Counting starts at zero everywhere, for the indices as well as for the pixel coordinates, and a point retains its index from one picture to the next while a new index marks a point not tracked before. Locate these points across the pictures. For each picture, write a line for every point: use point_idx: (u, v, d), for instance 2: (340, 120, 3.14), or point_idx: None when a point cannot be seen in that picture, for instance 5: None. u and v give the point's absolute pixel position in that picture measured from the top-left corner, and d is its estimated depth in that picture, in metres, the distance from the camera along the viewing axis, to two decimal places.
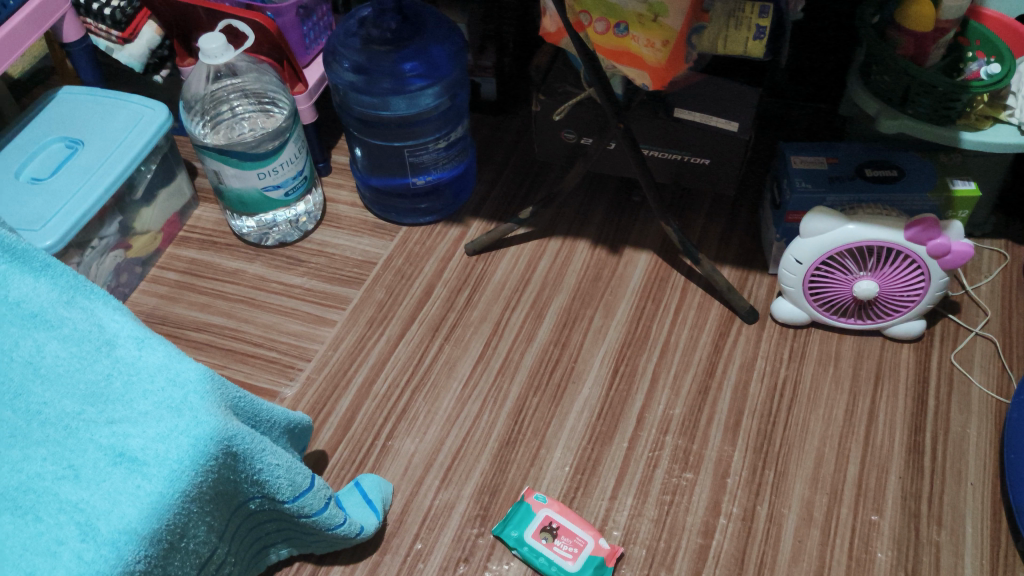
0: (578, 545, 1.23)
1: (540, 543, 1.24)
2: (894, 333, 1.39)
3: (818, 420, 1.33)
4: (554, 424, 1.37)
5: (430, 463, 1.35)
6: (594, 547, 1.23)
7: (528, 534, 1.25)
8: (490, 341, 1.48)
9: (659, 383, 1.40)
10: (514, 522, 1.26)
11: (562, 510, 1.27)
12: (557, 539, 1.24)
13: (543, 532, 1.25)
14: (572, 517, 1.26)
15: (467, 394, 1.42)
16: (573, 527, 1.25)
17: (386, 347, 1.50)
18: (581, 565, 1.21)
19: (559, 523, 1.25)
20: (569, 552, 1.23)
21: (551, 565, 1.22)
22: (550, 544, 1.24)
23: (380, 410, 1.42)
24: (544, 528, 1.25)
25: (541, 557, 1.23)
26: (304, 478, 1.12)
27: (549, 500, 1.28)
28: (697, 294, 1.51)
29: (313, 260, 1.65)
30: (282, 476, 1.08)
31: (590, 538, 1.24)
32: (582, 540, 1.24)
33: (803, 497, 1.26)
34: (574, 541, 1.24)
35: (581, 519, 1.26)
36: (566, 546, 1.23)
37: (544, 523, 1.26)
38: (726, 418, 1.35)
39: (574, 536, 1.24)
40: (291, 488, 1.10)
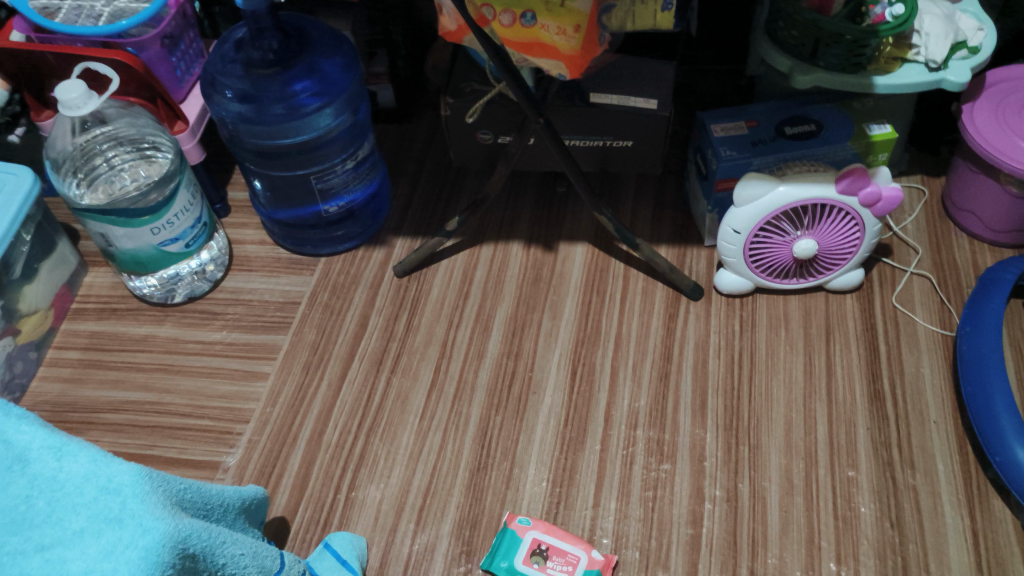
0: (571, 562, 1.19)
1: (533, 568, 1.19)
2: (836, 287, 1.40)
3: (781, 386, 1.33)
4: (522, 440, 1.32)
5: (401, 507, 1.28)
6: (588, 561, 1.19)
7: (518, 562, 1.20)
8: (440, 364, 1.41)
9: (620, 378, 1.37)
10: (501, 552, 1.21)
11: (548, 529, 1.22)
12: (549, 561, 1.20)
13: (533, 557, 1.20)
14: (560, 534, 1.22)
15: (426, 426, 1.35)
16: (563, 544, 1.21)
17: (330, 391, 1.40)
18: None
19: (548, 543, 1.21)
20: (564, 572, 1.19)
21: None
22: (543, 567, 1.19)
23: (337, 461, 1.33)
24: (534, 552, 1.20)
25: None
26: (274, 560, 1.02)
27: (534, 521, 1.23)
28: (639, 278, 1.48)
29: (230, 310, 1.52)
30: (250, 565, 0.97)
31: (583, 552, 1.20)
32: (574, 556, 1.20)
33: (782, 466, 1.25)
34: (566, 559, 1.20)
35: (569, 533, 1.22)
36: (559, 565, 1.19)
37: (533, 547, 1.21)
38: (692, 400, 1.33)
39: (565, 554, 1.20)
40: (262, 574, 1.00)
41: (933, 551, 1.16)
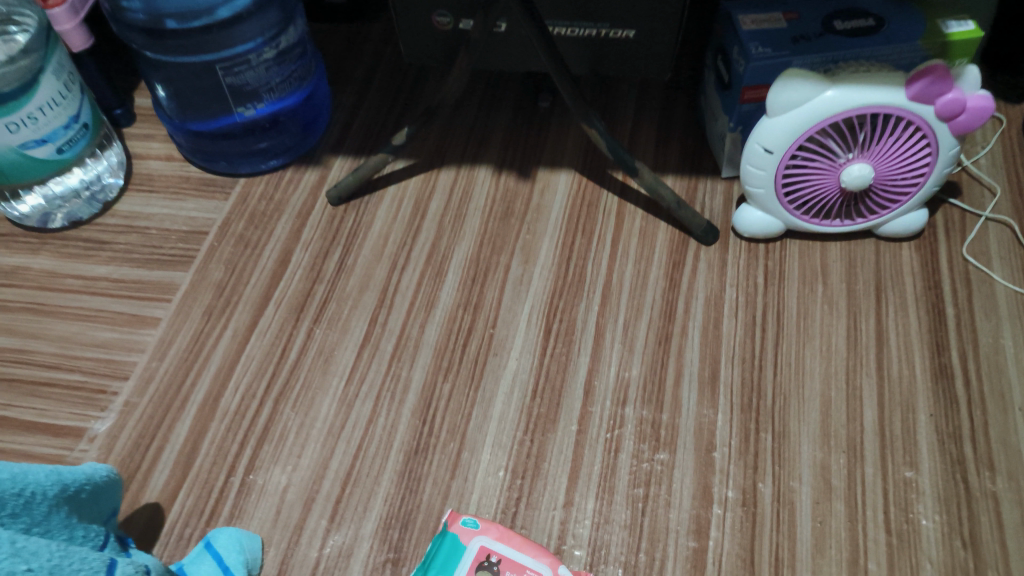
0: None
1: None
2: (889, 232, 1.08)
3: (817, 357, 1.01)
4: (476, 416, 1.01)
5: (312, 497, 0.97)
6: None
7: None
8: (377, 315, 1.09)
9: (607, 340, 1.05)
10: (437, 566, 0.89)
11: (502, 537, 0.91)
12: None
13: (480, 573, 0.89)
14: (517, 543, 0.90)
15: (353, 394, 1.04)
16: (521, 558, 0.89)
17: (234, 345, 1.09)
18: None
19: (501, 556, 0.90)
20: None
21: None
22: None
23: (232, 435, 1.02)
24: (481, 567, 0.89)
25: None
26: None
27: (484, 525, 0.92)
28: (637, 216, 1.16)
29: (120, 239, 1.20)
30: None
31: (546, 569, 0.89)
32: (536, 574, 0.88)
33: (815, 461, 0.95)
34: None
35: (530, 544, 0.91)
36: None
37: (480, 560, 0.89)
38: (699, 371, 1.02)
39: (523, 571, 0.89)
40: None
41: None
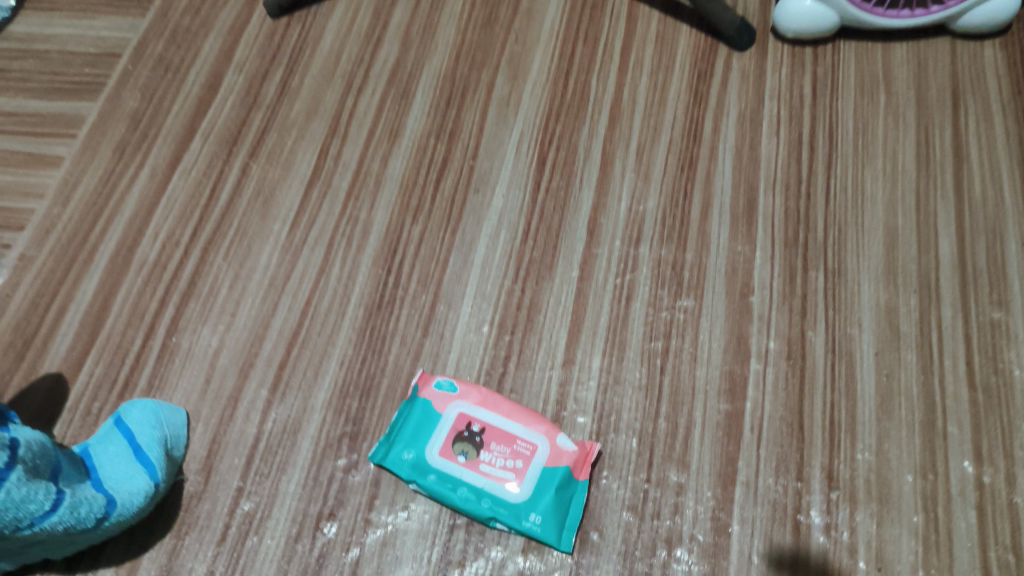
0: (522, 456, 0.71)
1: (456, 463, 0.71)
2: (970, 24, 0.86)
3: (880, 181, 0.81)
4: (454, 263, 0.81)
5: (250, 363, 0.78)
6: (550, 454, 0.71)
7: (433, 454, 0.71)
8: (328, 145, 0.87)
9: (616, 168, 0.83)
10: (406, 438, 0.72)
11: (486, 402, 0.73)
12: (486, 453, 0.71)
13: (459, 446, 0.71)
14: (505, 409, 0.73)
15: (298, 239, 0.83)
16: (510, 427, 0.72)
17: (153, 185, 0.87)
18: (532, 490, 0.70)
19: (485, 425, 0.72)
20: (509, 471, 0.70)
21: (483, 499, 0.69)
22: (474, 464, 0.71)
23: (151, 290, 0.82)
24: (460, 439, 0.71)
25: (464, 489, 0.70)
26: None
27: (463, 389, 0.74)
28: (653, 20, 0.93)
29: (14, 65, 0.96)
30: None
31: (542, 438, 0.71)
32: (528, 446, 0.71)
33: (879, 304, 0.76)
34: (514, 450, 0.71)
35: (521, 409, 0.73)
36: (502, 461, 0.71)
37: (458, 430, 0.72)
38: (732, 201, 0.81)
39: (512, 442, 0.71)
40: None
41: None
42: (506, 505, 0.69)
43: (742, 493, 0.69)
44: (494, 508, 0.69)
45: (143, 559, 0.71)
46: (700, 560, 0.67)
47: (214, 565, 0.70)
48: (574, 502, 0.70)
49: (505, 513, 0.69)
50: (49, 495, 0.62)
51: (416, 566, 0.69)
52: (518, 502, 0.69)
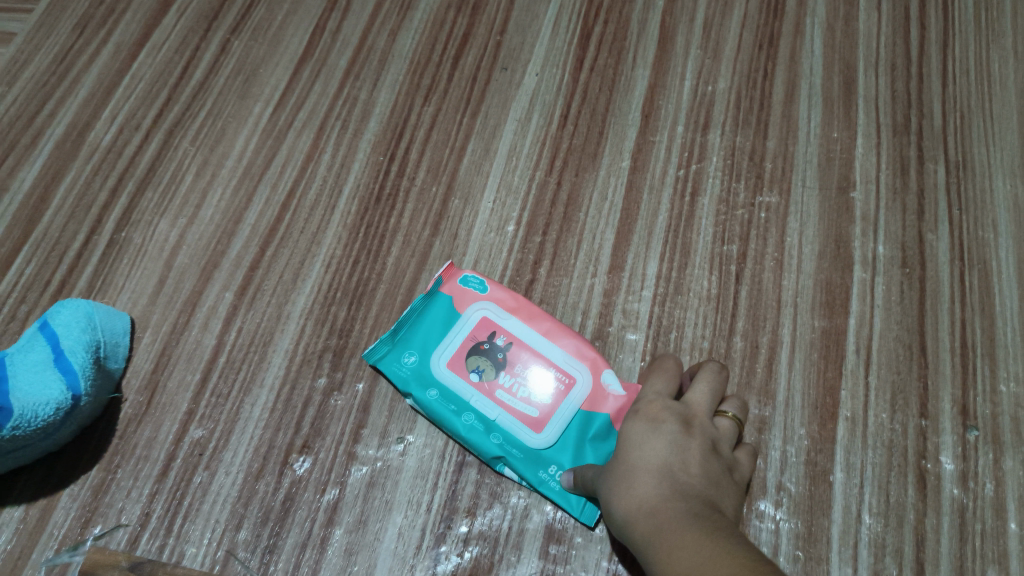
0: (553, 391, 0.53)
1: (467, 381, 0.54)
2: None
3: (1011, 62, 0.64)
4: (473, 151, 0.65)
5: (215, 263, 0.62)
6: (590, 394, 0.53)
7: (440, 364, 0.54)
8: (326, 20, 0.73)
9: (677, 45, 0.68)
10: (412, 338, 0.56)
11: (520, 312, 0.56)
12: (507, 377, 0.54)
13: (474, 360, 0.54)
14: (543, 326, 0.55)
15: (283, 122, 0.68)
16: (544, 350, 0.54)
17: (116, 63, 0.73)
18: (560, 436, 0.52)
19: (512, 340, 0.55)
20: (532, 406, 0.53)
21: (493, 434, 0.53)
22: (489, 388, 0.53)
23: (102, 179, 0.67)
24: (477, 352, 0.54)
25: (470, 416, 0.53)
26: None
27: (495, 291, 0.56)
28: None
29: None
30: None
31: (584, 372, 0.54)
32: (564, 378, 0.54)
33: (1018, 203, 0.59)
34: (544, 381, 0.54)
35: (563, 330, 0.55)
36: (526, 392, 0.53)
37: (477, 340, 0.55)
38: (823, 83, 0.65)
39: (544, 369, 0.54)
40: None
41: None
42: (522, 447, 0.52)
43: (846, 431, 0.52)
44: (504, 448, 0.52)
45: (61, 496, 0.54)
46: (793, 516, 0.50)
47: (150, 508, 0.54)
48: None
49: (518, 456, 0.52)
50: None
51: (411, 515, 0.52)
52: (536, 447, 0.52)
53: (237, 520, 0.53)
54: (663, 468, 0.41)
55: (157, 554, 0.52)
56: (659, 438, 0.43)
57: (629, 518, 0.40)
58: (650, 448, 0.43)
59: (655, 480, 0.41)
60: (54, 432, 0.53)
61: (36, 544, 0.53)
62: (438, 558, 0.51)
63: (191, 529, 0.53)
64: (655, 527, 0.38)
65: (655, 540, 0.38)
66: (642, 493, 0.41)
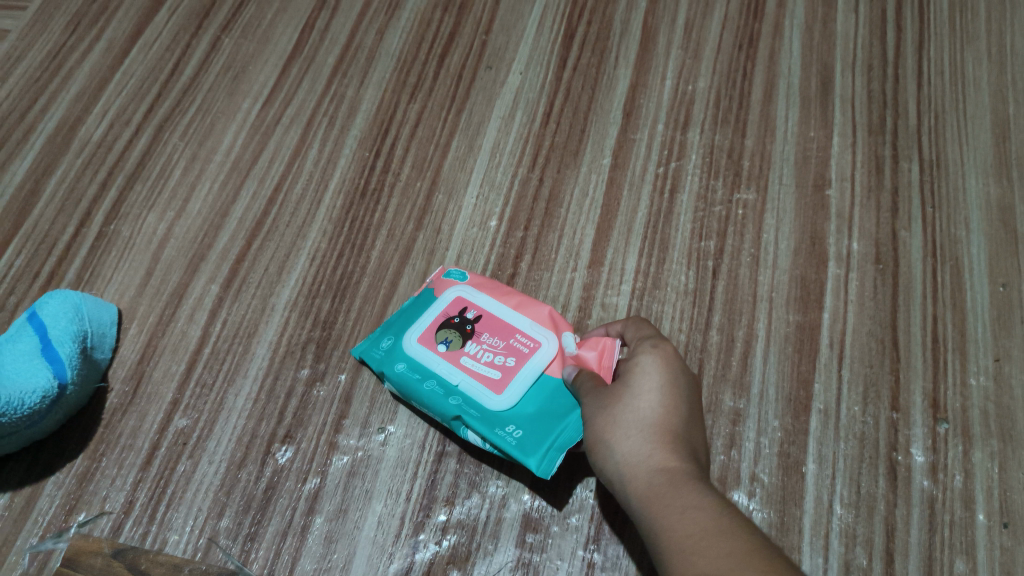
0: (517, 355, 0.53)
1: (435, 352, 0.53)
2: None
3: (986, 64, 0.66)
4: (457, 148, 0.66)
5: (202, 255, 0.63)
6: (552, 360, 0.52)
7: (411, 340, 0.54)
8: (316, 18, 0.74)
9: (659, 45, 0.69)
10: (393, 326, 0.56)
11: (492, 290, 0.56)
12: (473, 344, 0.53)
13: (443, 332, 0.54)
14: (511, 299, 0.55)
15: (271, 118, 0.69)
16: (510, 318, 0.54)
17: (106, 60, 0.74)
18: (519, 396, 0.51)
19: (482, 313, 0.55)
20: (494, 369, 0.52)
21: (452, 397, 0.52)
22: (456, 356, 0.53)
23: (91, 173, 0.68)
24: (447, 325, 0.54)
25: (433, 383, 0.52)
26: None
27: (475, 279, 0.57)
28: None
29: None
30: None
31: (548, 338, 0.53)
32: (529, 343, 0.53)
33: (990, 202, 0.60)
34: (509, 346, 0.53)
35: (531, 302, 0.55)
36: (490, 356, 0.53)
37: (449, 315, 0.55)
38: (802, 83, 0.66)
39: (510, 336, 0.53)
40: None
41: None
42: (480, 409, 0.51)
43: (819, 423, 0.53)
44: (462, 408, 0.51)
45: (46, 484, 0.55)
46: (765, 506, 0.51)
47: (134, 496, 0.55)
48: (568, 421, 0.50)
49: (476, 416, 0.51)
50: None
51: (390, 504, 0.53)
52: (495, 409, 0.51)
53: (219, 509, 0.54)
54: (655, 425, 0.43)
55: (140, 541, 0.53)
56: (654, 390, 0.44)
57: (624, 471, 0.42)
58: (643, 400, 0.44)
59: (643, 436, 0.43)
60: (40, 420, 0.54)
61: (20, 531, 0.54)
62: (417, 546, 0.52)
63: (173, 517, 0.54)
64: (653, 487, 0.41)
65: (645, 498, 0.40)
66: (631, 450, 0.43)
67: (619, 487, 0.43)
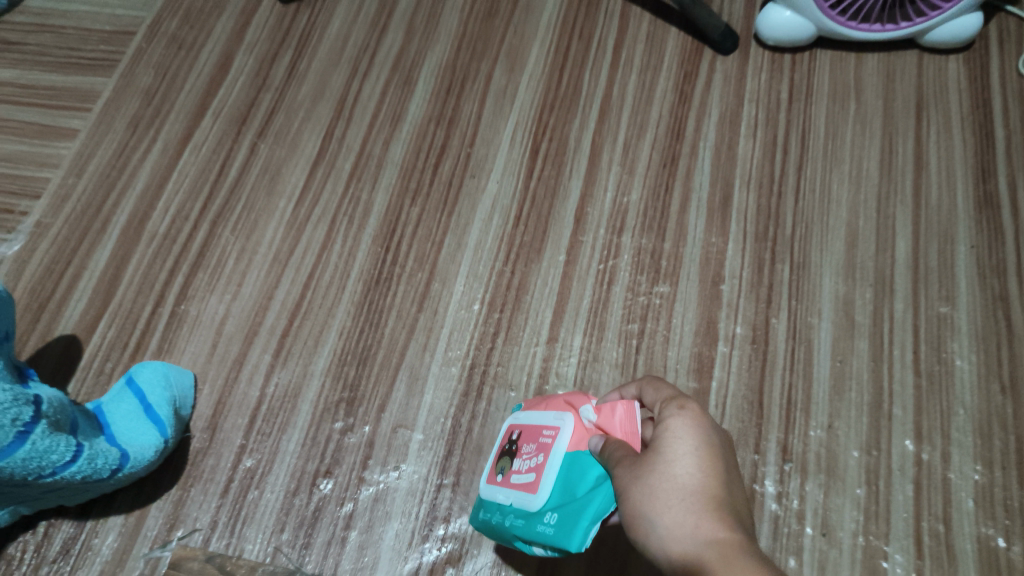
0: (545, 449, 0.61)
1: (499, 482, 0.64)
2: (936, 40, 0.91)
3: (847, 183, 0.87)
4: (448, 245, 0.87)
5: (255, 330, 0.84)
6: (574, 435, 0.60)
7: (484, 485, 0.67)
8: (333, 129, 0.93)
9: (603, 161, 0.90)
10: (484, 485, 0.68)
11: (534, 408, 0.66)
12: (519, 460, 0.63)
13: (502, 463, 0.65)
14: (542, 408, 0.65)
15: (302, 216, 0.89)
16: (540, 422, 0.64)
17: (164, 160, 0.93)
18: (550, 486, 0.59)
19: (522, 429, 0.65)
20: (531, 472, 0.61)
21: (512, 514, 0.61)
22: (510, 477, 0.63)
23: (161, 261, 0.87)
24: (506, 455, 0.66)
25: (501, 510, 0.62)
26: None
27: (528, 406, 0.68)
28: (645, 18, 0.97)
29: (32, 39, 1.01)
30: None
31: (566, 421, 0.61)
32: (552, 432, 0.62)
33: (838, 296, 0.82)
34: (539, 445, 0.62)
35: (556, 401, 0.64)
36: (529, 462, 0.62)
37: (506, 446, 0.66)
38: (709, 196, 0.87)
39: (539, 437, 0.63)
40: None
41: None
42: (527, 512, 0.59)
43: None
44: (517, 521, 0.60)
45: (151, 508, 0.76)
46: None
47: (217, 516, 0.76)
48: (597, 493, 0.55)
49: (524, 521, 0.59)
50: (69, 447, 0.65)
51: (404, 521, 0.75)
52: (536, 510, 0.59)
53: (281, 526, 0.75)
54: (693, 490, 0.50)
55: (225, 549, 0.75)
56: (689, 457, 0.52)
57: (671, 538, 0.49)
58: (679, 470, 0.51)
59: (685, 505, 0.50)
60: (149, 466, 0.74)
61: (135, 543, 0.75)
62: (424, 551, 0.74)
63: (247, 532, 0.75)
64: (701, 554, 0.47)
65: (697, 564, 0.47)
66: (674, 520, 0.50)
67: (669, 554, 0.49)
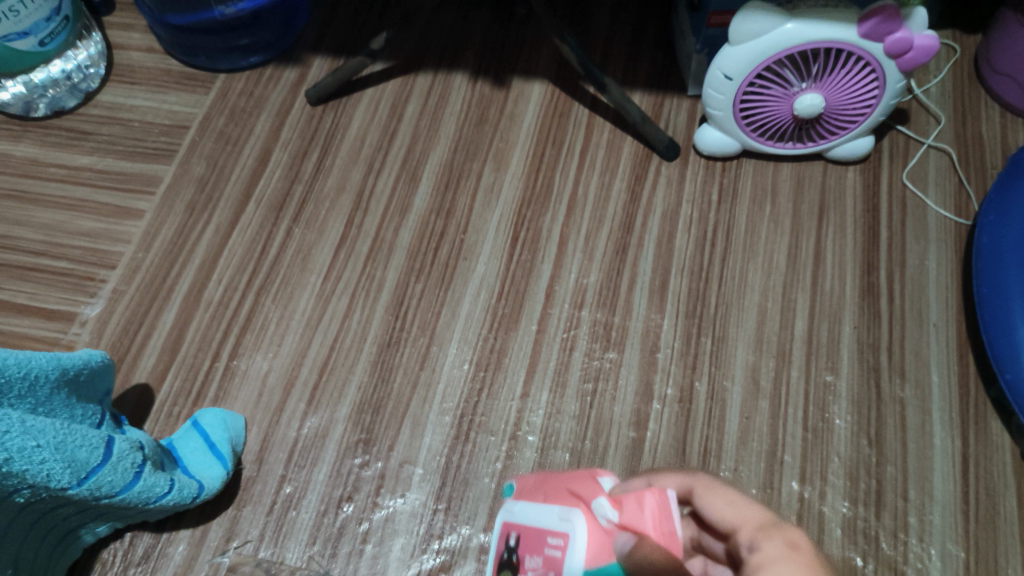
0: (555, 560, 0.62)
1: None
2: (837, 156, 1.15)
3: (760, 271, 1.11)
4: (444, 315, 1.10)
5: (292, 382, 1.06)
6: (589, 546, 0.60)
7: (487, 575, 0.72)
8: (353, 217, 1.16)
9: (569, 249, 1.13)
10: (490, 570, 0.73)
11: (530, 507, 0.67)
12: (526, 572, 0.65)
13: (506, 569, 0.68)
14: (536, 505, 0.67)
15: (330, 289, 1.11)
16: (542, 526, 0.64)
17: (216, 239, 1.15)
18: None
19: (522, 532, 0.67)
20: None
21: None
22: None
23: (216, 324, 1.09)
24: (507, 560, 0.68)
25: None
26: (91, 455, 0.77)
27: (522, 501, 0.69)
28: (605, 129, 1.22)
29: (104, 130, 1.23)
30: (53, 464, 0.74)
31: (573, 527, 0.61)
32: (558, 542, 0.62)
33: (748, 365, 1.05)
34: (548, 556, 0.62)
35: (554, 497, 0.66)
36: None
37: (506, 546, 0.69)
38: (651, 280, 1.11)
39: (546, 547, 0.63)
40: (73, 473, 0.76)
41: (914, 477, 0.98)
42: None
43: None
44: None
45: (213, 524, 0.99)
46: None
47: (263, 531, 0.98)
48: None
49: None
50: (166, 482, 0.87)
51: (408, 537, 0.97)
52: None
53: (312, 539, 0.98)
54: None
55: (270, 556, 0.97)
56: None
57: None
58: None
59: None
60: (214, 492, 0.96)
61: (201, 552, 0.97)
62: (423, 560, 0.96)
63: (287, 544, 0.97)
64: None
65: None
66: None
67: None
